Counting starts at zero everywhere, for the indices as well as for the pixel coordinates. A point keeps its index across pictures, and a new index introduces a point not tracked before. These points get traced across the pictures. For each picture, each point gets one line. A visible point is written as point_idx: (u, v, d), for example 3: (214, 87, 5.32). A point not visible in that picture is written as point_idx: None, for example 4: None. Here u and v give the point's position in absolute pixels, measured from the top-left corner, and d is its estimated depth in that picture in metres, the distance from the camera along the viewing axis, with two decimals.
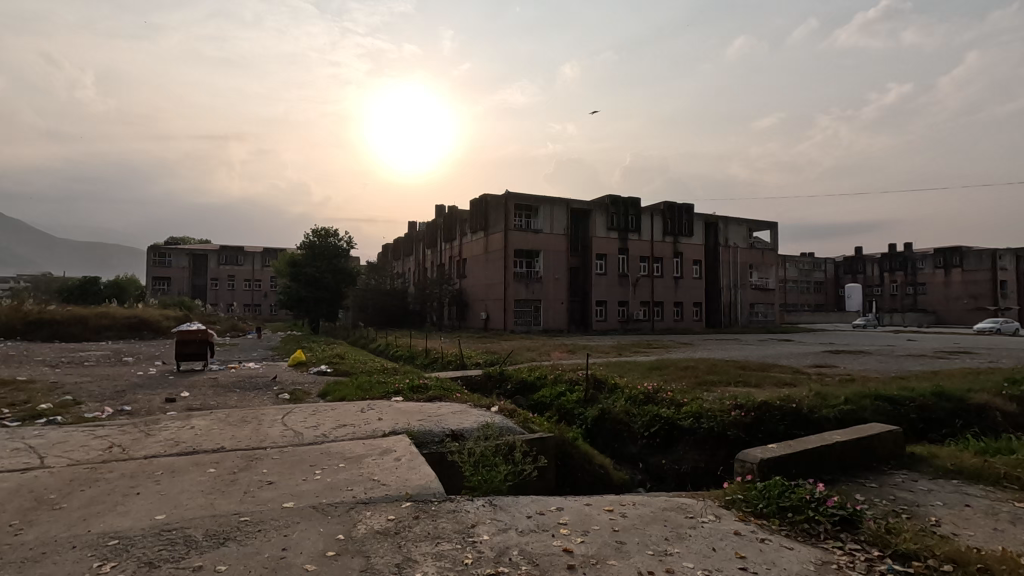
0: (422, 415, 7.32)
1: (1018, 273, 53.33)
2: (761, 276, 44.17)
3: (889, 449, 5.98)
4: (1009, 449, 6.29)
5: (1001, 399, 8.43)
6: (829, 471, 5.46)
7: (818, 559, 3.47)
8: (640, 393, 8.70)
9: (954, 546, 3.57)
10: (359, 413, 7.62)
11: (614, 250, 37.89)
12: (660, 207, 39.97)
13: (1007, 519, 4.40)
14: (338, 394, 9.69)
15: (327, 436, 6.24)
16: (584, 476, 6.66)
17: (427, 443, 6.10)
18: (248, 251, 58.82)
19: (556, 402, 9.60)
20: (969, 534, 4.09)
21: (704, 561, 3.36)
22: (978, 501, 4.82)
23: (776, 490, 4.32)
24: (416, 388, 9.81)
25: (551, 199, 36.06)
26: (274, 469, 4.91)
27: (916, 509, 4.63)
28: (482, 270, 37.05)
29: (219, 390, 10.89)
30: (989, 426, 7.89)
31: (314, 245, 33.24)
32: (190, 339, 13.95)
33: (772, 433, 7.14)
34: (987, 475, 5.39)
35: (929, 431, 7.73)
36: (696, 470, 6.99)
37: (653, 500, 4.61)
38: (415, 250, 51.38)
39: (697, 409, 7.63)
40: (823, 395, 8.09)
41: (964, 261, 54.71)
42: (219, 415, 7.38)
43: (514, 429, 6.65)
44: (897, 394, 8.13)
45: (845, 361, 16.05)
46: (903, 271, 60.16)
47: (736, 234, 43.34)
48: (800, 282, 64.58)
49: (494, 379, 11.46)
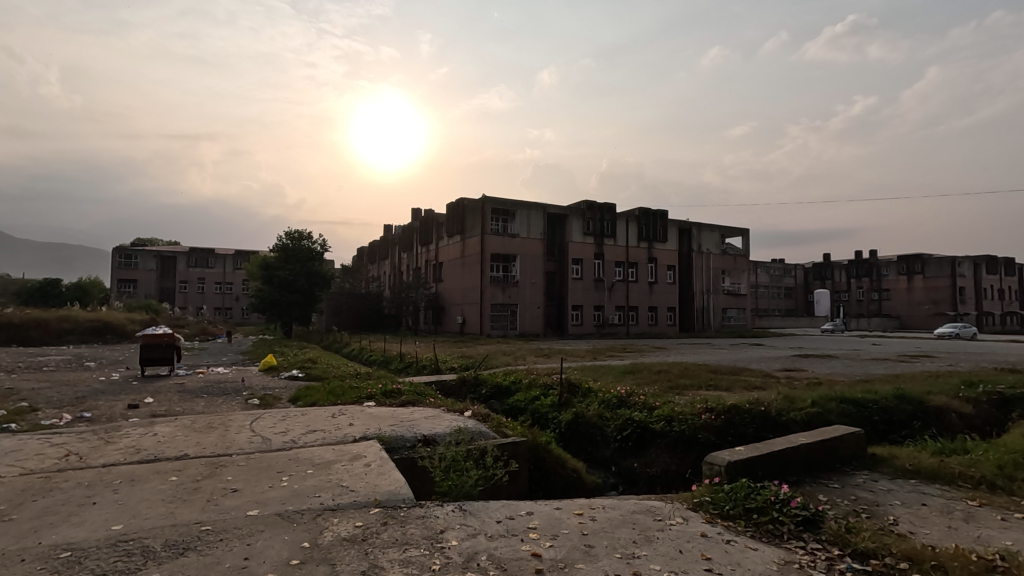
0: (395, 420, 7.26)
1: (975, 280, 55.54)
2: (733, 281, 45.01)
3: (851, 450, 6.14)
4: (965, 449, 6.54)
5: (959, 402, 8.77)
6: (794, 472, 5.59)
7: (781, 559, 3.54)
8: (613, 397, 8.76)
9: (910, 544, 3.68)
10: (330, 418, 7.50)
11: (589, 254, 38.18)
12: (634, 213, 40.54)
13: (961, 517, 4.55)
14: (308, 399, 9.53)
15: (296, 442, 6.14)
16: (557, 479, 6.69)
17: (398, 449, 6.05)
18: (219, 253, 57.58)
19: (530, 406, 9.62)
20: (926, 532, 4.21)
21: (671, 564, 3.39)
22: (934, 500, 4.97)
23: (743, 491, 4.39)
24: (390, 392, 9.73)
25: (528, 204, 36.20)
26: (240, 476, 4.80)
27: (876, 508, 4.76)
28: (459, 274, 36.94)
29: (186, 396, 10.59)
30: (946, 427, 8.19)
31: (287, 247, 32.61)
32: (156, 343, 13.57)
33: (741, 436, 7.28)
34: (943, 475, 5.58)
35: (890, 432, 7.97)
36: (666, 473, 7.04)
37: (622, 503, 4.66)
38: (390, 254, 51.01)
39: (669, 413, 7.74)
40: (791, 399, 8.28)
41: (925, 268, 56.63)
42: (185, 422, 7.18)
43: (487, 434, 6.63)
44: (861, 397, 8.37)
45: (813, 365, 16.45)
46: (868, 277, 62.05)
47: (709, 240, 44.06)
48: (771, 287, 66.08)
49: (468, 383, 11.40)
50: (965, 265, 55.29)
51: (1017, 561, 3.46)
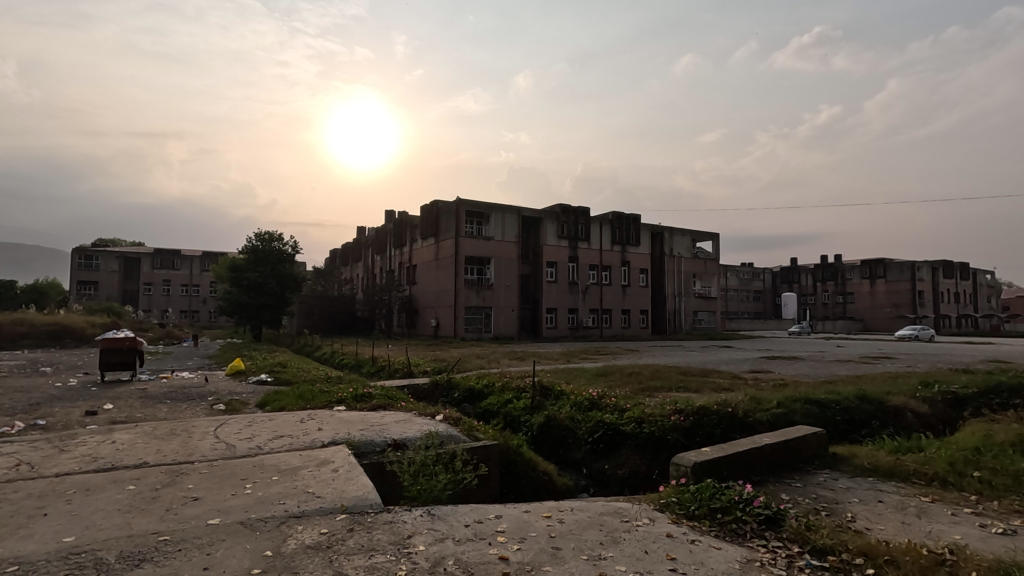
0: (365, 424, 7.18)
1: (933, 283, 57.71)
2: (704, 284, 45.80)
3: (813, 449, 6.31)
4: (919, 447, 6.79)
5: (916, 401, 9.12)
6: (758, 472, 5.70)
7: (743, 557, 3.61)
8: (585, 399, 8.81)
9: (865, 540, 3.80)
10: (297, 423, 7.37)
11: (564, 258, 38.39)
12: (608, 217, 40.99)
13: (914, 513, 4.73)
14: (277, 404, 9.35)
15: (262, 448, 6.02)
16: (528, 482, 6.71)
17: (368, 454, 5.99)
18: (185, 255, 56.08)
19: (502, 410, 9.62)
20: (880, 528, 4.36)
21: (636, 564, 3.43)
22: (889, 497, 5.15)
23: (707, 492, 4.48)
24: (361, 396, 9.62)
25: (503, 206, 36.18)
26: (201, 484, 4.67)
27: (835, 506, 4.90)
28: (433, 276, 36.73)
29: (148, 401, 10.26)
30: (904, 426, 8.49)
31: (256, 249, 31.92)
32: (117, 347, 13.13)
33: (709, 437, 7.42)
34: (899, 472, 5.77)
35: (851, 432, 8.21)
36: (636, 474, 7.10)
37: (590, 505, 4.68)
38: (364, 256, 50.43)
39: (639, 415, 7.82)
40: (757, 399, 8.48)
41: (887, 272, 58.61)
42: (146, 428, 6.96)
43: (458, 438, 6.61)
44: (824, 398, 8.60)
45: (780, 367, 16.87)
46: (833, 281, 63.83)
47: (680, 244, 44.76)
48: (740, 291, 67.58)
49: (441, 387, 11.33)
50: (924, 269, 57.48)
51: (964, 554, 3.59)
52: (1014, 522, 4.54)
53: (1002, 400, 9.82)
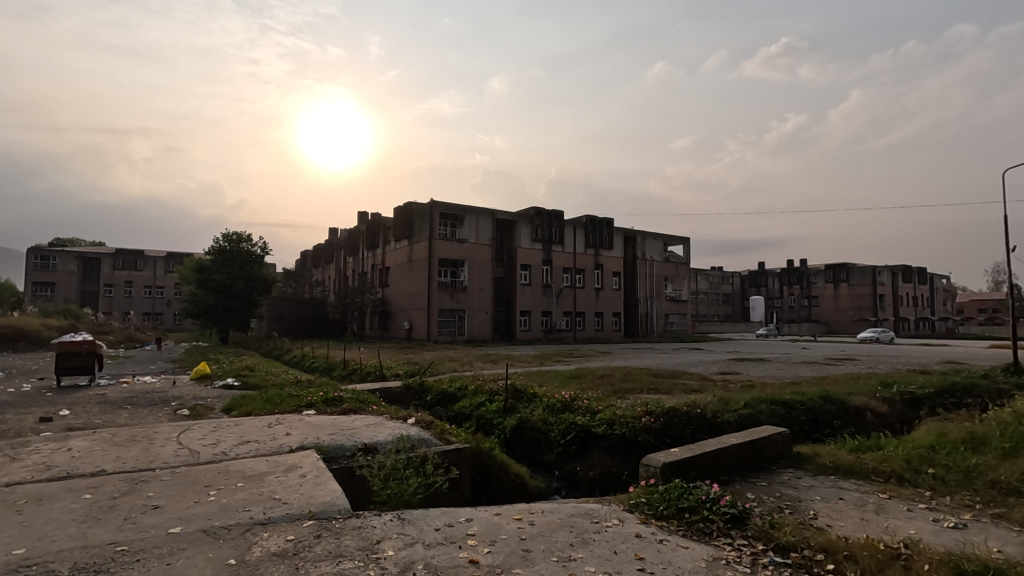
0: (335, 429, 7.07)
1: (893, 287, 59.92)
2: (675, 288, 46.56)
3: (778, 449, 6.47)
4: (878, 446, 7.02)
5: (877, 402, 9.43)
6: (725, 472, 5.81)
7: (709, 556, 3.67)
8: (557, 401, 8.87)
9: (826, 536, 3.91)
10: (265, 428, 7.22)
11: (537, 261, 38.54)
12: (581, 220, 41.34)
13: (872, 510, 4.88)
14: (243, 409, 9.12)
15: (227, 453, 5.87)
16: (500, 485, 6.70)
17: (337, 458, 5.91)
18: (148, 255, 54.32)
19: (475, 413, 9.60)
20: (841, 525, 4.49)
21: (606, 565, 3.46)
22: (850, 494, 5.31)
23: (675, 492, 4.55)
24: (331, 399, 9.48)
25: (477, 209, 36.12)
26: (162, 492, 4.53)
27: (798, 504, 5.03)
28: (406, 279, 36.44)
29: (106, 407, 9.90)
30: (864, 426, 8.77)
31: (224, 250, 31.18)
32: (75, 351, 12.63)
33: (679, 438, 7.54)
34: (859, 470, 5.97)
35: (815, 431, 8.44)
36: (606, 476, 7.16)
37: (562, 507, 4.69)
38: (336, 258, 49.72)
39: (611, 416, 7.90)
40: (726, 400, 8.66)
41: (850, 276, 60.61)
42: (104, 435, 6.71)
43: (429, 441, 6.57)
44: (789, 398, 8.83)
45: (747, 368, 17.29)
46: (799, 284, 65.56)
47: (652, 248, 45.40)
48: (710, 294, 68.80)
49: (413, 390, 11.25)
50: (884, 274, 59.63)
51: (918, 548, 3.73)
52: (965, 515, 4.76)
53: (956, 399, 10.25)
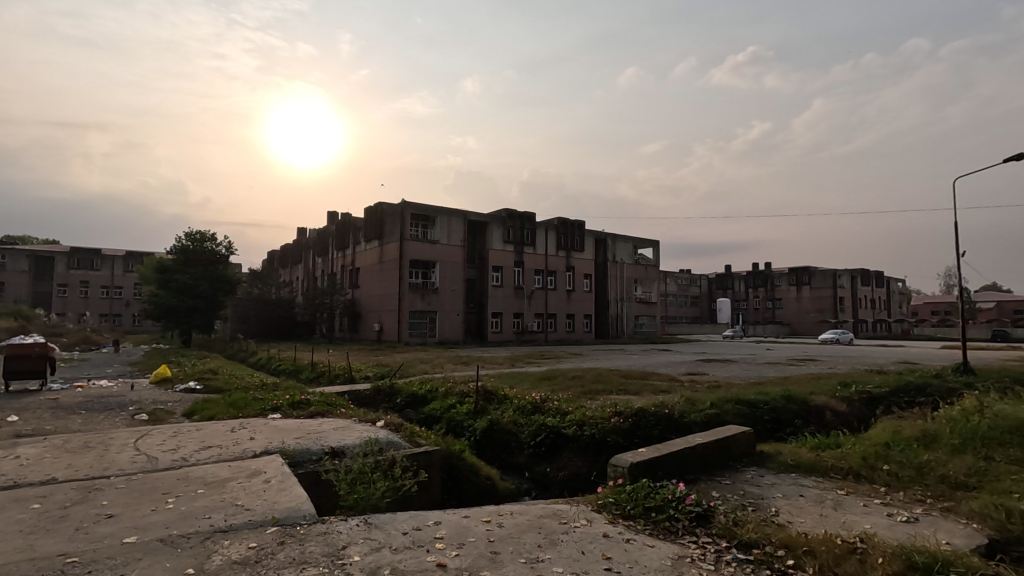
0: (301, 433, 6.94)
1: (852, 290, 62.09)
2: (645, 290, 47.23)
3: (742, 448, 6.62)
4: (837, 443, 7.25)
5: (836, 401, 9.76)
6: (691, 471, 5.91)
7: (675, 554, 3.73)
8: (527, 403, 8.89)
9: (787, 533, 4.01)
10: (228, 433, 7.02)
11: (509, 262, 38.56)
12: (553, 223, 41.56)
13: (831, 506, 5.05)
14: (206, 413, 8.85)
15: (188, 460, 5.68)
16: (469, 487, 6.67)
17: (304, 463, 5.80)
18: (106, 254, 52.31)
19: (445, 415, 9.54)
20: (801, 521, 4.61)
21: (573, 565, 3.48)
22: (810, 491, 5.47)
23: (642, 491, 4.61)
24: (298, 403, 9.29)
25: (449, 210, 35.95)
26: (117, 500, 4.36)
27: (761, 501, 5.15)
28: (377, 281, 35.99)
29: (59, 412, 9.48)
30: (824, 424, 9.06)
31: (187, 249, 30.24)
32: (25, 354, 12.05)
33: (647, 437, 7.64)
34: (819, 467, 6.15)
35: (778, 430, 8.66)
36: (576, 477, 7.20)
37: (531, 509, 4.70)
38: (304, 258, 48.83)
39: (580, 418, 7.96)
40: (693, 401, 8.83)
41: (812, 279, 62.54)
42: (55, 442, 6.41)
43: (398, 444, 6.50)
44: (753, 398, 9.06)
45: (713, 369, 17.69)
46: (763, 287, 67.30)
47: (623, 250, 45.95)
48: (679, 296, 70.02)
49: (383, 393, 11.12)
50: (844, 277, 61.74)
51: (873, 542, 3.86)
52: (917, 510, 4.95)
53: (909, 398, 10.67)
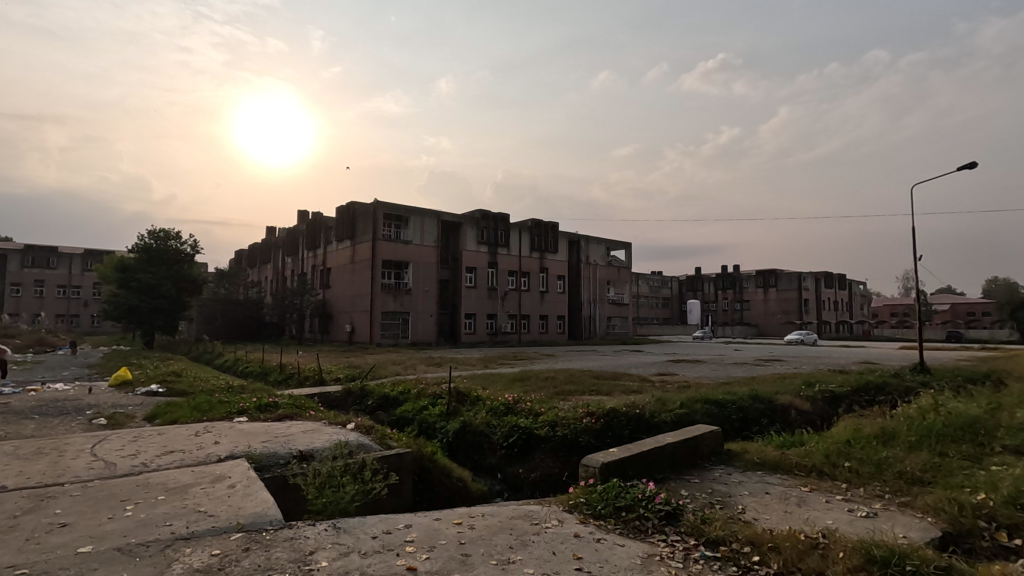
0: (268, 436, 6.79)
1: (816, 291, 64.01)
2: (617, 291, 47.74)
3: (710, 447, 6.74)
4: (801, 441, 7.45)
5: (801, 400, 10.03)
6: (660, 470, 5.99)
7: (644, 552, 3.78)
8: (500, 404, 8.88)
9: (753, 530, 4.10)
10: (191, 437, 6.81)
11: (483, 263, 38.50)
12: (527, 224, 41.64)
13: (795, 502, 5.18)
14: (169, 417, 8.57)
15: (148, 465, 5.49)
16: (441, 489, 6.62)
17: (270, 467, 5.67)
18: (63, 252, 50.30)
19: (417, 417, 9.45)
20: (767, 518, 4.72)
21: (544, 566, 3.48)
22: (775, 488, 5.61)
23: (613, 491, 4.65)
24: (265, 406, 9.08)
25: (422, 210, 35.69)
26: (72, 509, 4.18)
27: (728, 499, 5.26)
28: (348, 281, 35.51)
29: (10, 418, 9.06)
30: (788, 423, 9.29)
31: (149, 247, 29.30)
32: None
33: (618, 438, 7.71)
34: (784, 465, 6.31)
35: (745, 429, 8.85)
36: (548, 477, 7.22)
37: (502, 509, 4.70)
38: (273, 257, 47.83)
39: (553, 418, 7.98)
40: (663, 401, 8.95)
41: (778, 282, 64.22)
42: (5, 448, 6.12)
43: (369, 446, 6.41)
44: (722, 399, 9.23)
45: (683, 369, 18.01)
46: (732, 289, 68.75)
47: (596, 252, 46.34)
48: (650, 298, 71.03)
49: (354, 395, 10.94)
50: (808, 279, 63.58)
51: (834, 537, 3.98)
52: (876, 505, 5.12)
53: (869, 397, 11.03)
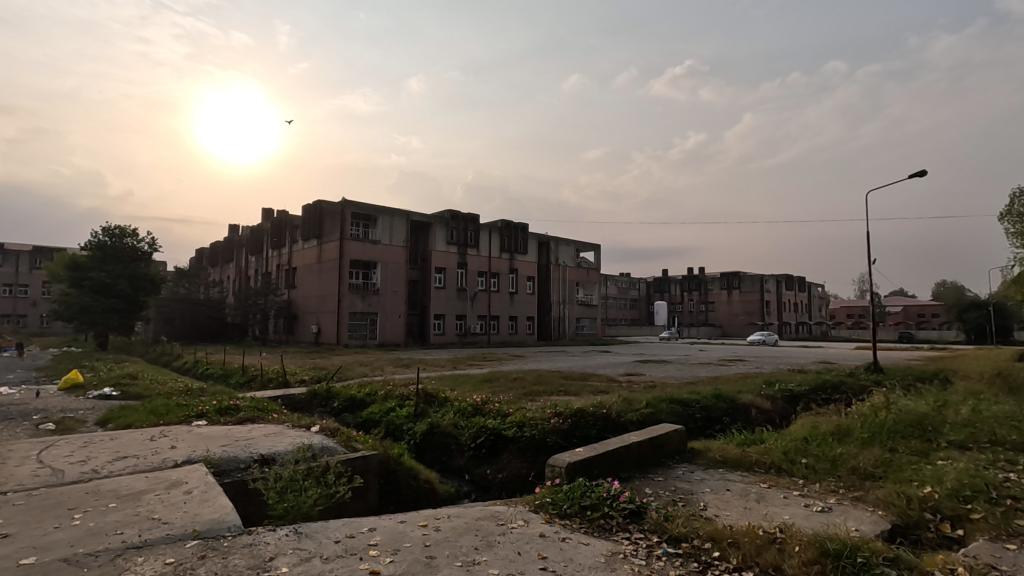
0: (229, 439, 6.61)
1: (777, 293, 65.97)
2: (586, 293, 48.19)
3: (675, 445, 6.86)
4: (761, 439, 7.66)
5: (762, 399, 10.30)
6: (626, 469, 6.08)
7: (609, 550, 3.81)
8: (468, 405, 8.86)
9: (713, 526, 4.19)
10: (147, 442, 6.55)
11: (453, 264, 38.32)
12: (497, 224, 41.64)
13: (754, 498, 5.32)
14: (122, 421, 8.23)
15: (99, 471, 5.27)
16: (408, 492, 6.55)
17: (230, 472, 5.51)
18: (9, 249, 47.90)
19: (384, 419, 9.34)
20: (727, 514, 4.84)
21: (509, 566, 3.48)
22: (736, 485, 5.75)
23: (579, 491, 4.69)
24: (226, 409, 8.83)
25: (391, 210, 35.29)
26: (14, 519, 3.97)
27: (691, 496, 5.35)
28: (314, 281, 34.85)
29: None
30: (749, 421, 9.53)
31: (103, 245, 28.09)
32: None
33: (585, 437, 7.77)
34: (744, 462, 6.48)
35: (708, 427, 9.04)
36: (515, 477, 7.23)
37: (467, 511, 4.68)
38: (236, 256, 46.59)
39: (521, 419, 8.00)
40: (629, 400, 9.08)
41: (741, 284, 65.89)
42: None
43: (333, 449, 6.30)
44: (686, 398, 9.42)
45: (650, 369, 18.32)
46: (697, 291, 70.21)
47: (565, 253, 46.67)
48: (618, 299, 71.97)
49: (319, 397, 10.74)
50: (770, 282, 65.44)
51: (790, 531, 4.10)
52: (830, 500, 5.30)
53: (826, 396, 11.39)
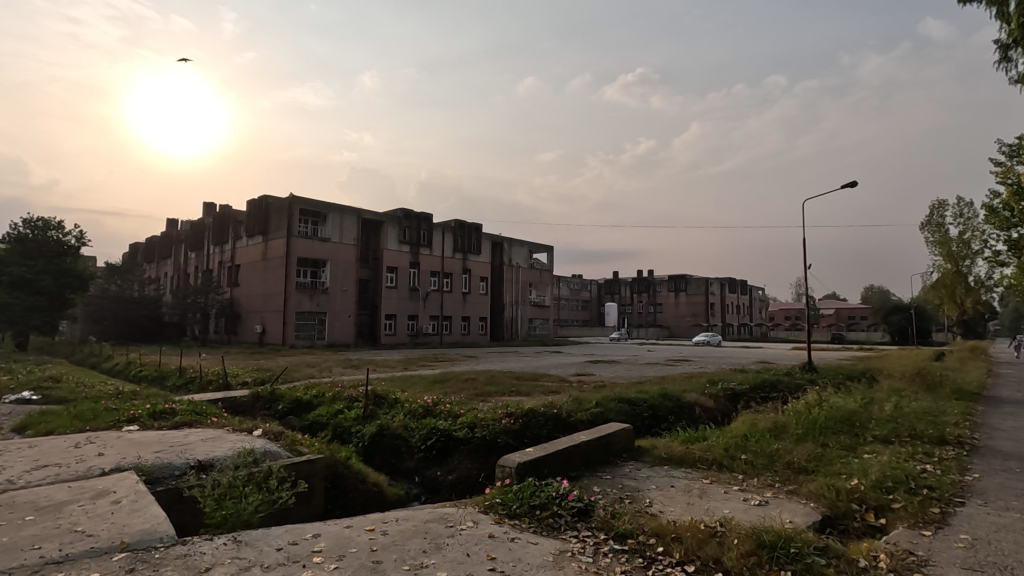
0: (163, 445, 6.27)
1: (721, 295, 68.61)
2: (538, 294, 48.58)
3: (622, 444, 6.99)
4: (704, 436, 7.94)
5: (706, 398, 10.68)
6: (575, 467, 6.16)
7: (557, 549, 3.86)
8: (419, 407, 8.75)
9: (657, 521, 4.30)
10: (71, 449, 6.13)
11: (405, 263, 37.80)
12: (450, 224, 41.39)
13: (697, 494, 5.50)
14: (43, 428, 7.66)
15: (16, 482, 4.89)
16: (355, 496, 6.40)
17: (163, 479, 5.23)
18: None
19: (332, 421, 9.10)
20: (670, 510, 4.99)
21: (457, 568, 3.47)
22: (680, 481, 5.93)
23: (528, 491, 4.72)
24: (160, 413, 8.36)
25: (341, 207, 34.46)
26: None
27: (637, 493, 5.48)
28: (259, 279, 33.58)
29: None
30: (694, 419, 9.85)
31: (24, 238, 26.06)
32: None
33: (536, 437, 7.81)
34: (687, 459, 6.69)
35: (655, 426, 9.27)
36: (465, 478, 7.19)
37: (416, 513, 4.62)
38: (174, 252, 44.32)
39: (472, 420, 7.97)
40: (579, 400, 9.22)
41: (688, 286, 68.14)
42: None
43: (276, 454, 6.09)
44: (634, 398, 9.65)
45: (599, 369, 18.68)
46: (646, 292, 72.10)
47: (519, 254, 46.89)
48: (570, 300, 72.93)
49: (263, 399, 10.34)
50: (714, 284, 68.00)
51: (730, 524, 4.27)
52: (767, 493, 5.55)
53: (765, 394, 11.93)
